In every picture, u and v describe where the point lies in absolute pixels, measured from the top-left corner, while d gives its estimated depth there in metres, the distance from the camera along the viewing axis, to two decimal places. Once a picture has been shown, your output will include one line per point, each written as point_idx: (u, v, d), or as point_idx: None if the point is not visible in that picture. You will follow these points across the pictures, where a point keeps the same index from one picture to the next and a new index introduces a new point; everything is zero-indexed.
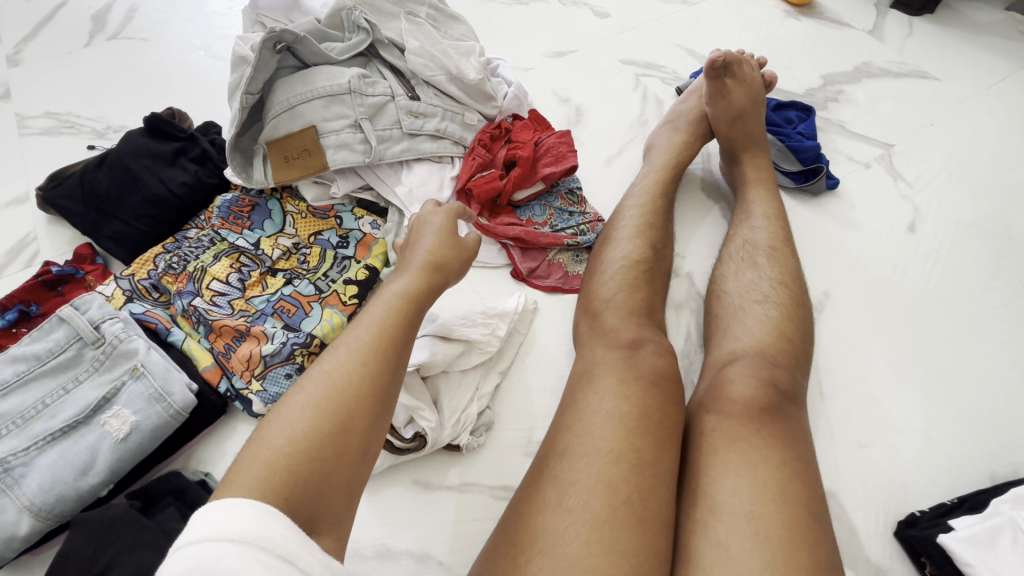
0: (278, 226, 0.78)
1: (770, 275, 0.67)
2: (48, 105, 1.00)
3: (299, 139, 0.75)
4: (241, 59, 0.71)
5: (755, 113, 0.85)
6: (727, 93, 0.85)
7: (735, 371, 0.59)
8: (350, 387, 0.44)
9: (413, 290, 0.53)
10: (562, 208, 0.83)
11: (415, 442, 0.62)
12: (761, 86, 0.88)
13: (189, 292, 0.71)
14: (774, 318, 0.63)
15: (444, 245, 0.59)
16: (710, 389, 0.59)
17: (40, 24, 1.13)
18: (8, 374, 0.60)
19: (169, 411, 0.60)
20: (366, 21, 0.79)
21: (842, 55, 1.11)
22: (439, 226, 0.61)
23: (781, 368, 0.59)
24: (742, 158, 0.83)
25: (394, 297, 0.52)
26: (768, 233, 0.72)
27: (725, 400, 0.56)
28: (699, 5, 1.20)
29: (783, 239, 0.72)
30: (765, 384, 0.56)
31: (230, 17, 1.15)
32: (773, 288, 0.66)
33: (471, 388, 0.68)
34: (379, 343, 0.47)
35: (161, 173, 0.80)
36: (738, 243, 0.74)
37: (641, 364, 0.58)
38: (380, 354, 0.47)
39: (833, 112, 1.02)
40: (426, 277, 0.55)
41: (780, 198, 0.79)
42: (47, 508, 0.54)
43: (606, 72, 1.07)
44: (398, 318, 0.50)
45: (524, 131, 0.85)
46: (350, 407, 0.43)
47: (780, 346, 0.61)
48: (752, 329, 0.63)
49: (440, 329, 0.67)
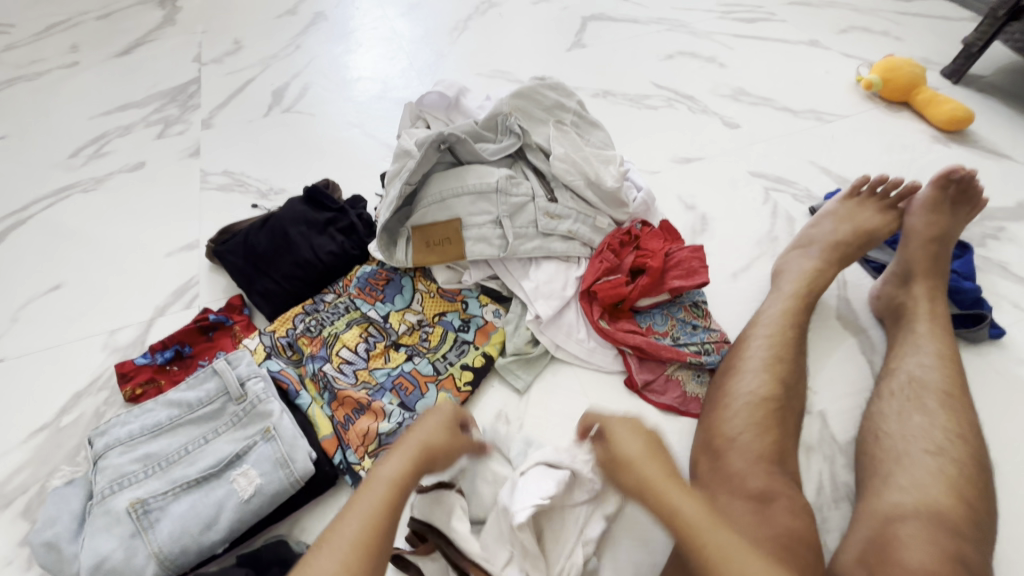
0: (407, 301, 0.82)
1: (944, 425, 0.62)
2: (227, 165, 1.16)
3: (443, 228, 0.80)
4: (405, 152, 0.80)
5: (908, 264, 0.79)
6: (853, 219, 0.85)
7: (906, 533, 0.53)
8: (373, 526, 0.50)
9: (403, 476, 0.54)
10: (685, 320, 0.80)
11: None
12: (920, 233, 0.80)
13: (321, 357, 0.76)
14: (952, 476, 0.57)
15: (444, 431, 0.60)
16: (872, 545, 0.55)
17: (232, 95, 1.33)
18: (163, 416, 0.65)
19: (289, 478, 0.62)
20: (519, 127, 0.84)
21: (1002, 188, 1.03)
22: (439, 413, 0.62)
23: (964, 538, 0.53)
24: (914, 282, 0.77)
25: (389, 480, 0.54)
26: (941, 375, 0.66)
27: (899, 566, 0.51)
28: (835, 123, 1.18)
29: (960, 385, 0.66)
30: (949, 555, 0.51)
31: (384, 100, 1.29)
32: (949, 440, 0.60)
33: (576, 530, 0.64)
34: (394, 487, 0.53)
35: (312, 240, 0.88)
36: (902, 378, 0.69)
37: (776, 525, 0.54)
38: (398, 492, 0.53)
39: (994, 250, 0.92)
40: (442, 425, 0.61)
41: (952, 340, 0.71)
42: (172, 556, 0.57)
43: (734, 182, 1.06)
44: (389, 504, 0.52)
45: (653, 239, 0.84)
46: (375, 548, 0.49)
47: (962, 510, 0.55)
48: (925, 484, 0.57)
49: (550, 457, 0.63)
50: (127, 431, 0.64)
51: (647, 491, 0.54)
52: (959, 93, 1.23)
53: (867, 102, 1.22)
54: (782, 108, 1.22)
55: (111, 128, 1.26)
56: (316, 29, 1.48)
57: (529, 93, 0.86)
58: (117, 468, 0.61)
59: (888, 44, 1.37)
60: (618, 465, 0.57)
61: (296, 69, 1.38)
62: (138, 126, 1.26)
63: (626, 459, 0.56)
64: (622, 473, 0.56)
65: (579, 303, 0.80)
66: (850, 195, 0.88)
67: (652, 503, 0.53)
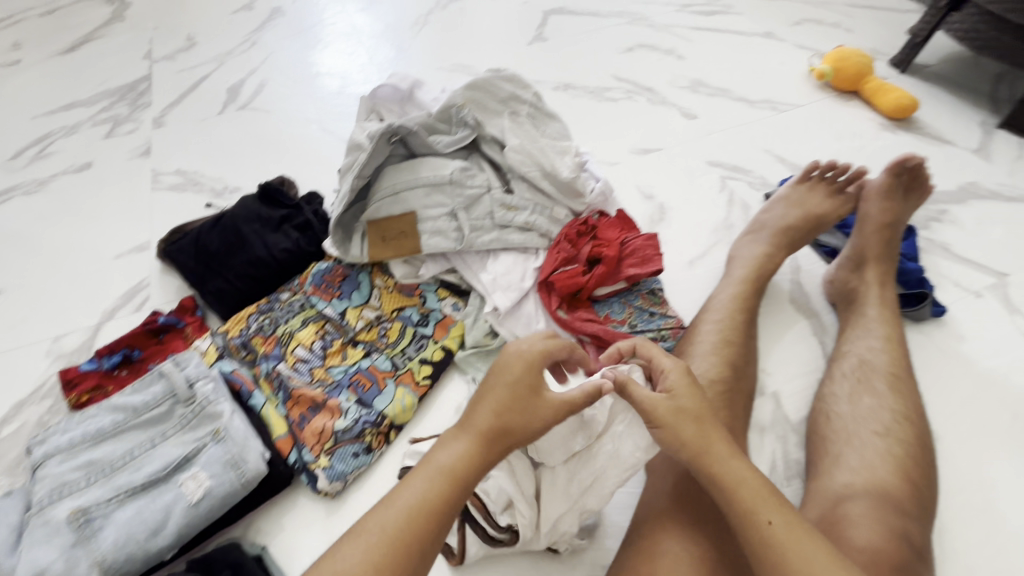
0: (364, 298, 0.81)
1: (892, 406, 0.64)
2: (180, 164, 1.12)
3: (398, 222, 0.79)
4: (356, 145, 0.79)
5: (860, 249, 0.80)
6: (802, 203, 0.87)
7: (855, 512, 0.55)
8: (417, 520, 0.49)
9: (461, 461, 0.52)
10: (642, 308, 0.81)
11: (508, 535, 0.60)
12: (875, 218, 0.82)
13: (275, 356, 0.74)
14: (898, 457, 0.59)
15: (517, 406, 0.54)
16: (822, 524, 0.56)
17: (185, 93, 1.29)
18: (107, 422, 0.63)
19: (241, 479, 0.61)
20: (473, 119, 0.83)
21: (946, 172, 1.07)
22: (516, 376, 0.55)
23: (907, 514, 0.55)
24: (864, 266, 0.80)
25: (444, 466, 0.52)
26: (889, 358, 0.69)
27: (847, 544, 0.53)
28: (789, 113, 1.21)
29: (905, 366, 0.68)
30: (895, 533, 0.53)
31: (344, 96, 1.27)
32: (896, 421, 0.62)
33: (576, 498, 0.60)
34: (449, 476, 0.51)
35: (267, 238, 0.86)
36: (853, 361, 0.71)
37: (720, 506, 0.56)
38: (455, 483, 0.51)
39: (938, 232, 0.96)
40: (516, 397, 0.54)
41: (899, 324, 0.74)
42: (117, 565, 0.55)
43: (692, 172, 1.08)
44: (441, 491, 0.50)
45: (610, 229, 0.84)
46: (416, 534, 0.48)
47: (906, 488, 0.57)
48: (872, 464, 0.59)
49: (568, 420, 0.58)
50: (68, 438, 0.62)
51: (707, 451, 0.53)
52: (906, 82, 1.27)
53: (819, 92, 1.25)
54: (738, 98, 1.24)
55: (56, 128, 1.21)
56: (273, 25, 1.45)
57: (483, 85, 0.85)
58: (58, 477, 0.59)
59: (839, 36, 1.40)
60: (684, 418, 0.54)
61: (252, 66, 1.35)
62: (85, 126, 1.21)
63: (695, 413, 0.54)
64: (686, 425, 0.54)
65: (537, 294, 0.80)
66: (802, 179, 0.90)
67: (711, 469, 0.52)
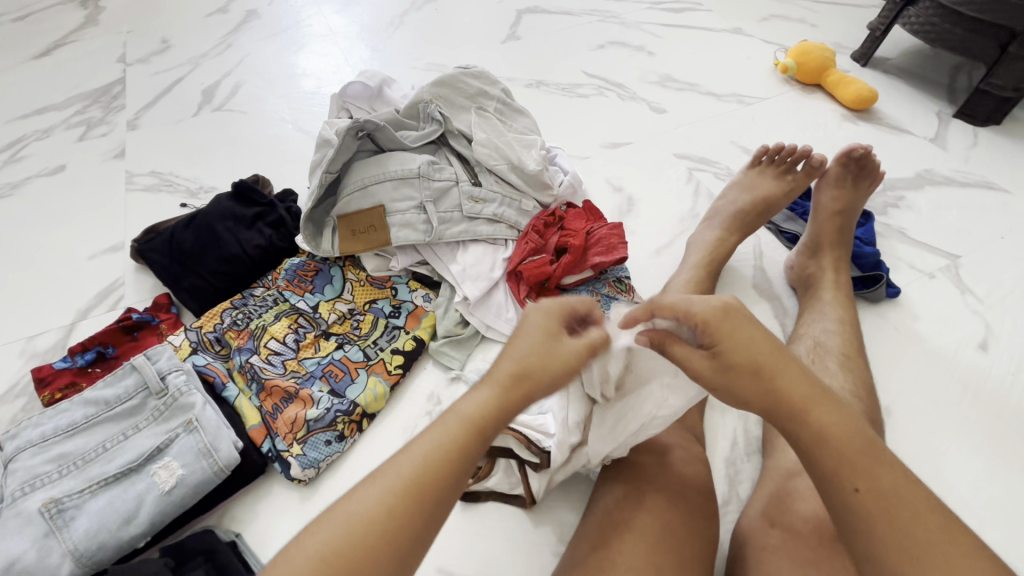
0: (337, 291, 0.82)
1: (843, 384, 0.66)
2: (155, 166, 1.13)
3: (368, 216, 0.81)
4: (325, 140, 0.81)
5: (816, 235, 0.84)
6: (760, 190, 0.90)
7: (804, 485, 0.58)
8: (435, 467, 0.46)
9: (482, 409, 0.50)
10: (609, 295, 0.82)
11: (540, 458, 0.61)
12: (826, 206, 0.85)
13: (248, 349, 0.75)
14: None
15: (540, 357, 0.52)
16: (775, 498, 0.59)
17: (160, 95, 1.29)
18: (79, 416, 0.64)
19: (213, 468, 0.62)
20: (440, 114, 0.85)
21: (904, 161, 1.10)
22: (541, 328, 0.53)
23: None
24: (819, 252, 0.83)
25: (464, 413, 0.49)
26: (841, 338, 0.72)
27: (796, 515, 0.55)
28: (755, 106, 1.24)
29: (856, 347, 0.71)
30: None
31: (319, 95, 1.28)
32: (846, 399, 0.65)
33: (621, 433, 0.58)
34: (468, 422, 0.49)
35: (240, 234, 0.87)
36: (809, 343, 0.74)
37: (669, 475, 0.57)
38: (474, 431, 0.49)
39: (894, 218, 1.00)
40: (542, 350, 0.52)
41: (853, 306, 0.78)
42: (89, 554, 0.56)
43: (660, 164, 1.10)
44: (459, 438, 0.48)
45: (577, 219, 0.86)
46: (432, 480, 0.46)
47: None
48: None
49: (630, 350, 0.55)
50: (40, 432, 0.63)
51: (785, 409, 0.47)
52: (867, 74, 1.31)
53: (784, 85, 1.29)
54: (706, 92, 1.27)
55: (29, 132, 1.21)
56: (249, 27, 1.45)
57: (450, 81, 0.88)
58: (29, 470, 0.60)
59: (804, 31, 1.44)
60: (738, 374, 0.49)
61: (228, 67, 1.36)
62: (58, 129, 1.21)
63: (753, 366, 0.48)
64: (745, 380, 0.49)
65: (507, 284, 0.82)
66: (752, 165, 0.94)
67: (792, 426, 0.47)
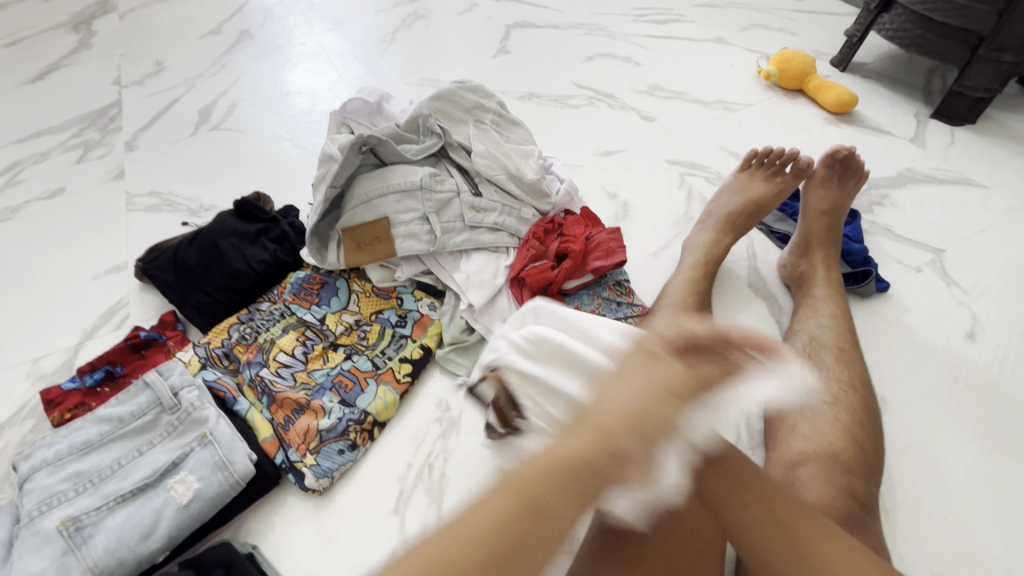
0: (343, 303, 0.83)
1: (838, 376, 0.69)
2: (153, 185, 1.14)
3: (373, 229, 0.83)
4: (328, 156, 0.83)
5: (806, 235, 0.87)
6: (749, 191, 0.93)
7: (807, 474, 0.60)
8: (482, 530, 0.42)
9: (561, 473, 0.44)
10: (610, 298, 0.84)
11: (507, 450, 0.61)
12: (816, 206, 0.88)
13: (257, 362, 0.76)
14: (844, 422, 0.64)
15: (634, 406, 0.48)
16: None
17: (157, 115, 1.30)
18: (93, 434, 0.65)
19: (229, 480, 0.63)
20: (439, 127, 0.88)
21: (886, 161, 1.14)
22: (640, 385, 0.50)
23: (852, 473, 0.60)
24: (811, 250, 0.86)
25: (541, 466, 0.45)
26: (835, 332, 0.75)
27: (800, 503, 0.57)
28: (741, 112, 1.28)
29: (850, 341, 0.74)
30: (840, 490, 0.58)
31: (315, 112, 1.30)
32: (842, 390, 0.67)
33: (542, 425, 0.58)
34: (519, 483, 0.44)
35: (244, 251, 0.88)
36: (804, 338, 0.76)
37: None
38: (541, 499, 0.43)
39: (880, 215, 1.03)
40: (641, 407, 0.48)
41: (847, 302, 0.80)
42: (108, 569, 0.56)
43: (652, 171, 1.14)
44: (525, 506, 0.43)
45: (576, 225, 0.89)
46: (488, 544, 0.41)
47: (852, 451, 0.62)
48: (821, 429, 0.64)
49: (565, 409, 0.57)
50: (54, 451, 0.64)
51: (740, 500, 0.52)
52: (846, 79, 1.36)
53: (768, 91, 1.33)
54: (694, 100, 1.31)
55: (26, 156, 1.22)
56: (242, 47, 1.48)
57: (448, 96, 0.91)
58: (45, 489, 0.61)
59: (785, 39, 1.49)
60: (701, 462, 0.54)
61: (223, 88, 1.37)
62: (56, 152, 1.22)
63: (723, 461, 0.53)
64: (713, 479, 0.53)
65: (510, 290, 0.83)
66: (742, 168, 0.97)
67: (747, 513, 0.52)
